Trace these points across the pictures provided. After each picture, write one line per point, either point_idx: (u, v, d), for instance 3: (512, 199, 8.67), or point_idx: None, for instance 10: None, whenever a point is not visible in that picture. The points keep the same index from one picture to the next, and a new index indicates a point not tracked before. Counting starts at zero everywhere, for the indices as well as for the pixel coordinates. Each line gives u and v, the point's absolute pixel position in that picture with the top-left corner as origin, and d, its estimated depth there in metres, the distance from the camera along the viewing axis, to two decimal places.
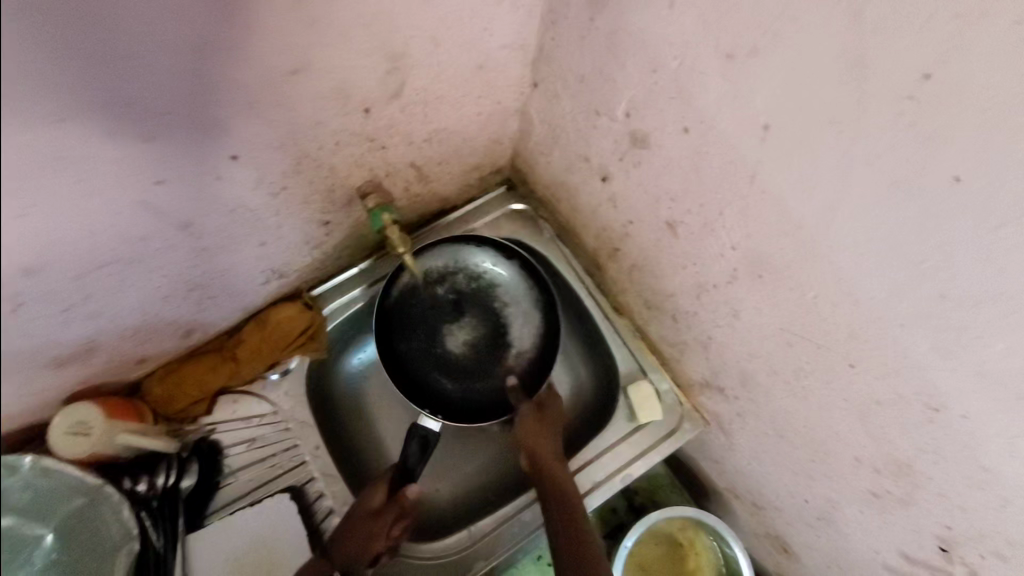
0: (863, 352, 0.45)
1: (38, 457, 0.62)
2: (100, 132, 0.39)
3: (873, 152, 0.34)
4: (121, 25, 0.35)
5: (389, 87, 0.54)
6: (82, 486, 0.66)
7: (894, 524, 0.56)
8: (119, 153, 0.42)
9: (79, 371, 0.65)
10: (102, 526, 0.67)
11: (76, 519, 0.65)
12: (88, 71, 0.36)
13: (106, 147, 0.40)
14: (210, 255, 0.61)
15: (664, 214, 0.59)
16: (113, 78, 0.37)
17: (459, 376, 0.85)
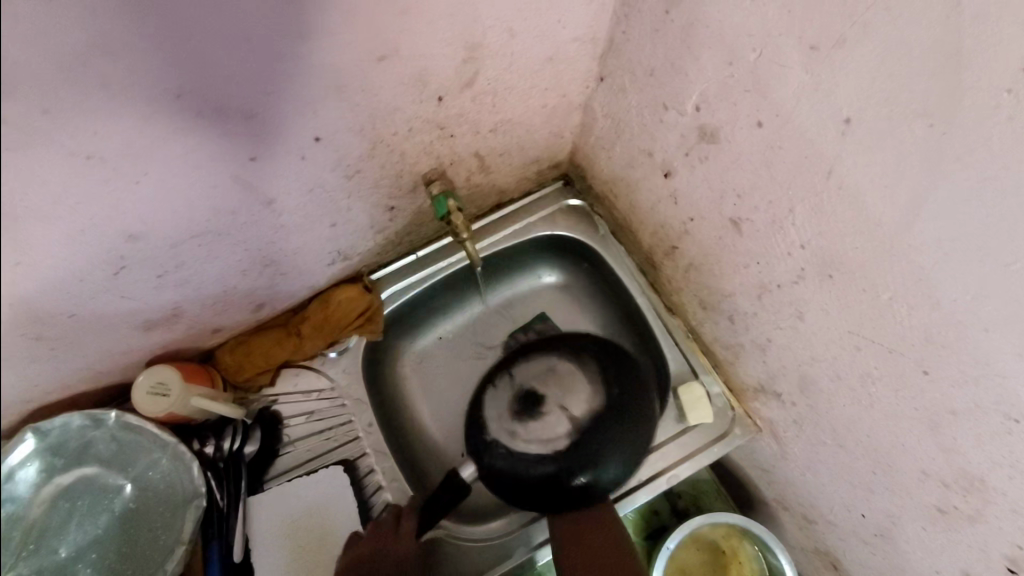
0: (939, 359, 0.44)
1: (123, 414, 0.70)
2: (205, 111, 0.43)
3: (965, 146, 0.33)
4: (234, 10, 0.38)
5: (463, 77, 0.56)
6: (160, 443, 0.72)
7: (962, 544, 0.53)
8: (220, 131, 0.45)
9: (163, 333, 0.70)
10: (176, 481, 0.73)
11: (154, 475, 0.72)
12: (201, 52, 0.39)
13: (209, 123, 0.44)
14: (286, 233, 0.65)
15: (728, 210, 0.59)
16: (220, 61, 0.40)
17: None
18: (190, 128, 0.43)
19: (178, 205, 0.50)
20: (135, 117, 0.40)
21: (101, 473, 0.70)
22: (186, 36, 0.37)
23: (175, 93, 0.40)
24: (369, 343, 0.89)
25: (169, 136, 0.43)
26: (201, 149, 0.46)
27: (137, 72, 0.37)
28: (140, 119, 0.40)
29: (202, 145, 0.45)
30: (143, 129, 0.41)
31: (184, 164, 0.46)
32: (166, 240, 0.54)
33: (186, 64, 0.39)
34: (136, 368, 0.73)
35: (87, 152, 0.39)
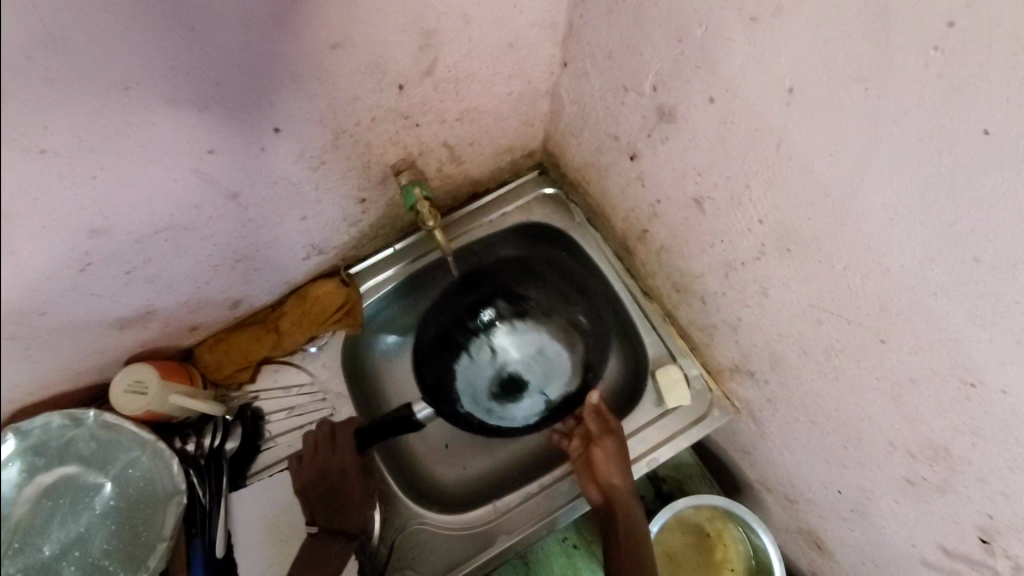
0: (895, 327, 0.44)
1: (99, 412, 0.70)
2: (157, 102, 0.43)
3: (900, 108, 0.34)
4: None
5: (422, 64, 0.56)
6: (140, 441, 0.72)
7: (931, 515, 0.53)
8: (175, 122, 0.46)
9: (139, 331, 0.71)
10: (158, 477, 0.73)
11: (133, 471, 0.72)
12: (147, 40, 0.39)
13: (164, 114, 0.45)
14: (255, 227, 0.66)
15: (691, 189, 0.59)
16: (167, 51, 0.41)
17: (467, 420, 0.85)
18: (144, 119, 0.44)
19: (138, 198, 0.50)
20: (85, 108, 0.40)
21: (81, 472, 0.67)
22: (131, 26, 0.38)
23: (124, 85, 0.40)
24: (350, 337, 0.89)
25: (123, 127, 0.43)
26: (159, 141, 0.46)
27: (84, 63, 0.37)
28: (90, 110, 0.40)
29: (159, 136, 0.46)
30: (95, 121, 0.41)
31: (140, 157, 0.46)
32: (130, 236, 0.54)
33: (133, 55, 0.39)
34: (114, 367, 0.73)
35: (38, 146, 0.39)
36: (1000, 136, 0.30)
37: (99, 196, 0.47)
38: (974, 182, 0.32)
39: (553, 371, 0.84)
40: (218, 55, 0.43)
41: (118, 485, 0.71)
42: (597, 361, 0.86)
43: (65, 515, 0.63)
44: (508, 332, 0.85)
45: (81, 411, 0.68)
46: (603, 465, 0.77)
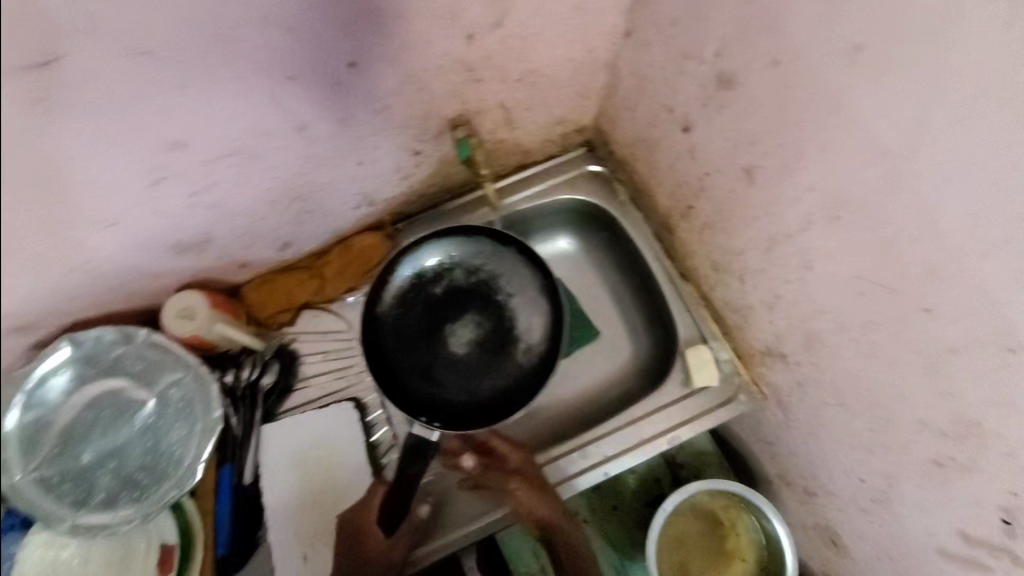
0: (939, 294, 0.44)
1: (152, 333, 0.74)
2: (249, 15, 0.46)
3: (966, 60, 0.35)
4: None
5: (493, 16, 0.59)
6: (185, 362, 0.76)
7: (954, 498, 0.53)
8: (260, 41, 0.49)
9: (196, 257, 0.74)
10: (203, 397, 0.76)
11: (177, 390, 0.76)
12: None
13: (255, 36, 0.48)
14: (315, 165, 0.69)
15: (743, 159, 0.60)
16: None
17: (467, 380, 0.82)
18: (236, 37, 0.47)
19: (218, 118, 0.54)
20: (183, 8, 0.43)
21: (129, 388, 0.74)
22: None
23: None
24: None
25: (215, 33, 0.46)
26: (246, 61, 0.49)
27: None
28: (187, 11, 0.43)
29: (248, 57, 0.49)
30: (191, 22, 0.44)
31: (223, 69, 0.49)
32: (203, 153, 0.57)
33: None
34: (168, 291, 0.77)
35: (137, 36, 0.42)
36: None
37: (186, 109, 0.50)
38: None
39: (503, 258, 0.85)
40: None
41: (161, 403, 0.75)
42: (469, 299, 0.85)
43: (96, 423, 0.72)
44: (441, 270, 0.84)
45: (144, 329, 0.74)
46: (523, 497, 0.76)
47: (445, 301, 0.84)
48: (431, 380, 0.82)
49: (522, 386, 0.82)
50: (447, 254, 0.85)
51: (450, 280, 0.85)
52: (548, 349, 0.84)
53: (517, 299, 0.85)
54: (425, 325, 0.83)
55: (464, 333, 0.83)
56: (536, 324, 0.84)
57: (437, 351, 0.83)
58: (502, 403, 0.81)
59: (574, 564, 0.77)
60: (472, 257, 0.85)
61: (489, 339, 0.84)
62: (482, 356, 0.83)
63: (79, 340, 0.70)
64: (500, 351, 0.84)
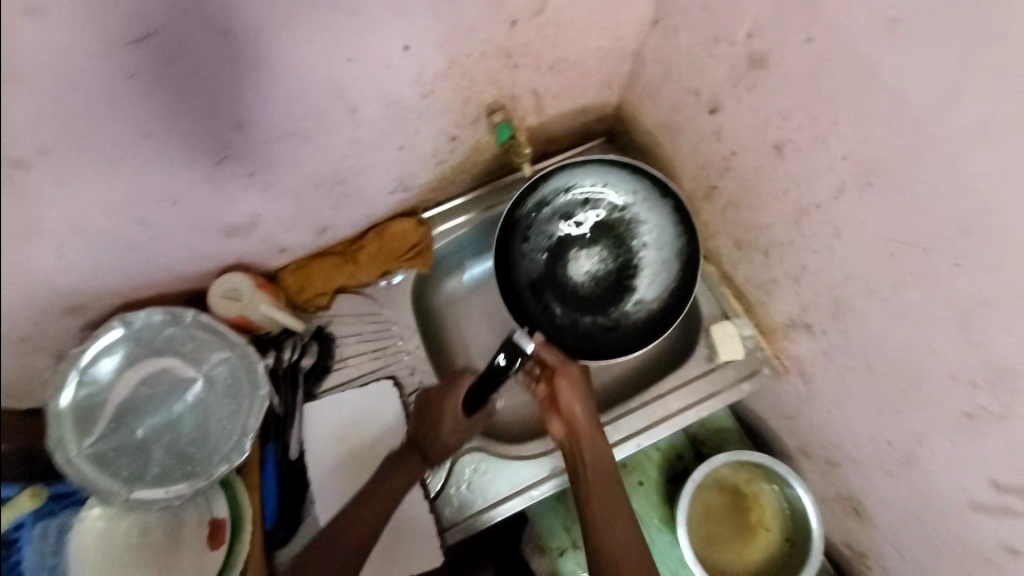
0: (971, 249, 0.48)
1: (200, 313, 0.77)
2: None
3: (1003, 23, 0.38)
4: None
5: (535, 2, 0.62)
6: (229, 340, 0.79)
7: (985, 448, 0.56)
8: (328, 22, 0.52)
9: (241, 239, 0.76)
10: (248, 374, 0.79)
11: (225, 370, 0.79)
12: None
13: (323, 17, 0.51)
14: (360, 147, 0.71)
15: (772, 135, 0.63)
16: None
17: (575, 308, 0.85)
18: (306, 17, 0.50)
19: (280, 97, 0.57)
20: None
21: (178, 367, 0.77)
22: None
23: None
24: (420, 275, 0.94)
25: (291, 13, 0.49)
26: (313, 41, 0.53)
27: None
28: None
29: (315, 37, 0.52)
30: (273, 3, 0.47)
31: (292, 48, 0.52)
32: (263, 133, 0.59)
33: None
34: (212, 274, 0.79)
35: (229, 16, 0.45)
36: None
37: (253, 88, 0.54)
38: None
39: (652, 210, 0.84)
40: None
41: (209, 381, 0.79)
42: (601, 241, 0.85)
43: (150, 400, 0.76)
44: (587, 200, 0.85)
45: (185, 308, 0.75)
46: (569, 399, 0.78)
47: (586, 232, 0.85)
48: (545, 300, 0.85)
49: (622, 341, 0.84)
50: (596, 181, 0.85)
51: (596, 208, 0.85)
52: (660, 313, 0.83)
53: (648, 255, 0.84)
54: (558, 249, 0.86)
55: (587, 263, 0.85)
56: (659, 290, 0.83)
57: (558, 279, 0.85)
58: (594, 346, 0.84)
59: (599, 502, 0.74)
60: (615, 195, 0.85)
61: (608, 278, 0.84)
62: (603, 291, 0.84)
63: (130, 321, 0.72)
64: (614, 294, 0.84)
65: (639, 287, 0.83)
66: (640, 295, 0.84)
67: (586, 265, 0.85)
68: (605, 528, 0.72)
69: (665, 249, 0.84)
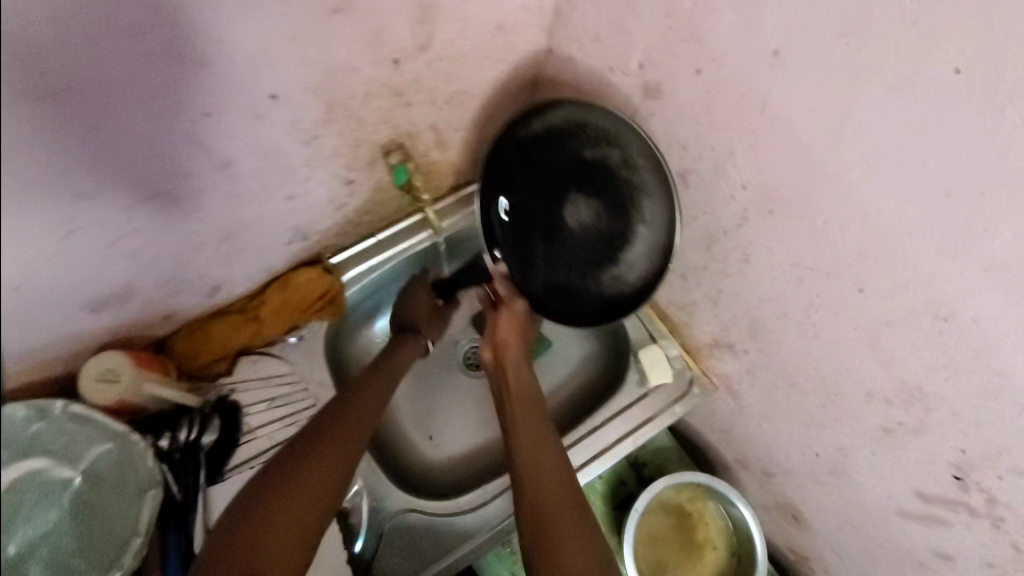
0: (872, 274, 0.47)
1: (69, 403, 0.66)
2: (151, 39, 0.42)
3: (878, 58, 0.38)
4: None
5: (418, 39, 0.58)
6: (111, 431, 0.68)
7: (906, 461, 0.57)
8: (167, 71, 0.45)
9: (115, 314, 0.67)
10: (136, 466, 0.70)
11: (102, 464, 0.67)
12: None
13: (166, 68, 0.44)
14: (242, 202, 0.64)
15: (675, 163, 0.62)
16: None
17: (556, 262, 0.71)
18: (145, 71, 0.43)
19: (136, 164, 0.49)
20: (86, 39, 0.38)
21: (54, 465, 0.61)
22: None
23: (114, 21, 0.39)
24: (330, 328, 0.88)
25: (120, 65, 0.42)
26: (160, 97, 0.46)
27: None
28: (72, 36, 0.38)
29: (161, 92, 0.46)
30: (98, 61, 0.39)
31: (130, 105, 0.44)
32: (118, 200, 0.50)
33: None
34: (84, 354, 0.69)
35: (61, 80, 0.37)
36: (969, 74, 0.34)
37: (102, 159, 0.46)
38: (958, 117, 0.35)
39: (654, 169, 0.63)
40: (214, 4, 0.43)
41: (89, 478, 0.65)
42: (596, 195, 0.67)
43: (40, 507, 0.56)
44: (590, 143, 0.66)
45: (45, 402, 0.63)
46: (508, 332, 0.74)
47: (590, 176, 0.67)
48: (526, 229, 0.71)
49: (589, 312, 0.71)
50: (610, 123, 0.64)
51: (612, 152, 0.65)
52: (638, 294, 0.68)
53: (641, 230, 0.66)
54: (558, 189, 0.68)
55: (580, 215, 0.68)
56: (646, 262, 0.67)
57: (545, 215, 0.70)
58: (566, 309, 0.72)
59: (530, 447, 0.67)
60: (639, 145, 0.63)
61: (598, 238, 0.67)
62: (585, 250, 0.68)
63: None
64: (599, 258, 0.68)
65: (618, 264, 0.68)
66: (625, 266, 0.68)
67: (576, 217, 0.68)
68: (530, 451, 0.66)
69: (654, 218, 0.65)
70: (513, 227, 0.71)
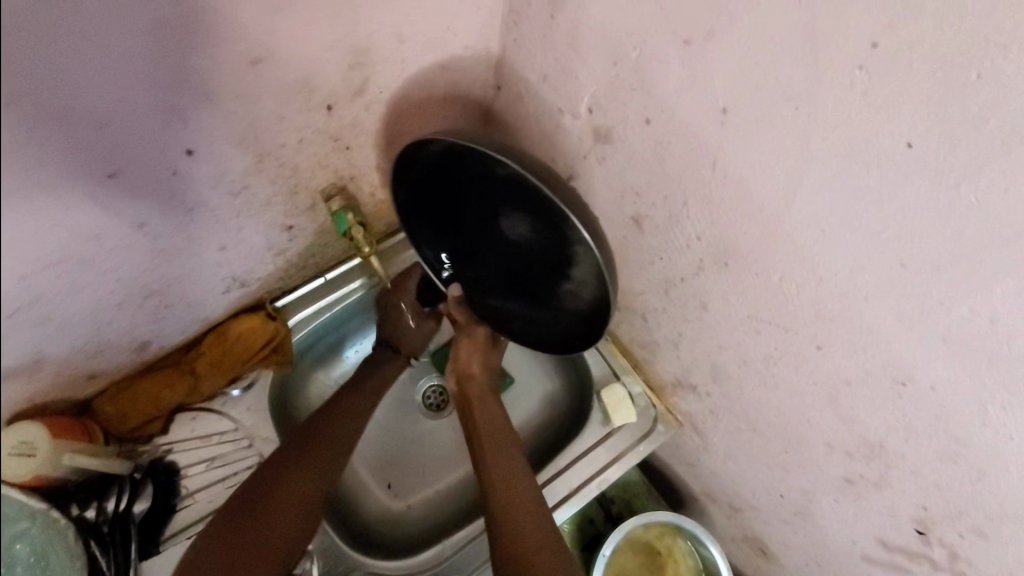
0: (830, 333, 0.46)
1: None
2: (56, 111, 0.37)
3: (829, 125, 0.36)
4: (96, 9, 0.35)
5: (353, 83, 0.54)
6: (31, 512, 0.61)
7: (869, 511, 0.56)
8: (71, 141, 0.39)
9: (29, 389, 0.59)
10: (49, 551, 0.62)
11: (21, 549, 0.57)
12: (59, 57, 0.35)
13: (74, 140, 0.40)
14: (167, 258, 0.59)
15: (629, 208, 0.60)
16: (59, 60, 0.35)
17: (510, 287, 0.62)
18: (57, 146, 0.38)
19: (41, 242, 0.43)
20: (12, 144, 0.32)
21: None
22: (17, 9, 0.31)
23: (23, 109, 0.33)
24: (277, 378, 0.82)
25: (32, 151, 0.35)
26: (69, 169, 0.41)
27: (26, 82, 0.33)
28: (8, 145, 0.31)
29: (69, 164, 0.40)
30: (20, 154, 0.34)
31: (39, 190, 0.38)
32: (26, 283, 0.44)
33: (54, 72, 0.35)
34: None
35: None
36: (921, 149, 0.32)
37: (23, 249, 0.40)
38: (913, 190, 0.34)
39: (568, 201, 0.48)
40: (125, 67, 0.39)
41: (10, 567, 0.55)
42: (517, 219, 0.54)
43: None
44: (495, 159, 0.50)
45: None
46: (468, 359, 0.78)
47: (506, 195, 0.53)
48: (466, 243, 0.63)
49: (558, 335, 0.62)
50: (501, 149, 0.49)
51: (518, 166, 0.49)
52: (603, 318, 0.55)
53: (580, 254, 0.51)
54: (481, 206, 0.56)
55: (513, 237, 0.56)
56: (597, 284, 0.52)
57: (477, 230, 0.59)
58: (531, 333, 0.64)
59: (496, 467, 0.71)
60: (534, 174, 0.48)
61: (540, 262, 0.56)
62: (529, 272, 0.58)
63: None
64: (548, 282, 0.57)
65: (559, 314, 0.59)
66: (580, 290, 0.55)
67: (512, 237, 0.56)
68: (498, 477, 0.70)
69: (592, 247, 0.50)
70: (463, 249, 0.63)
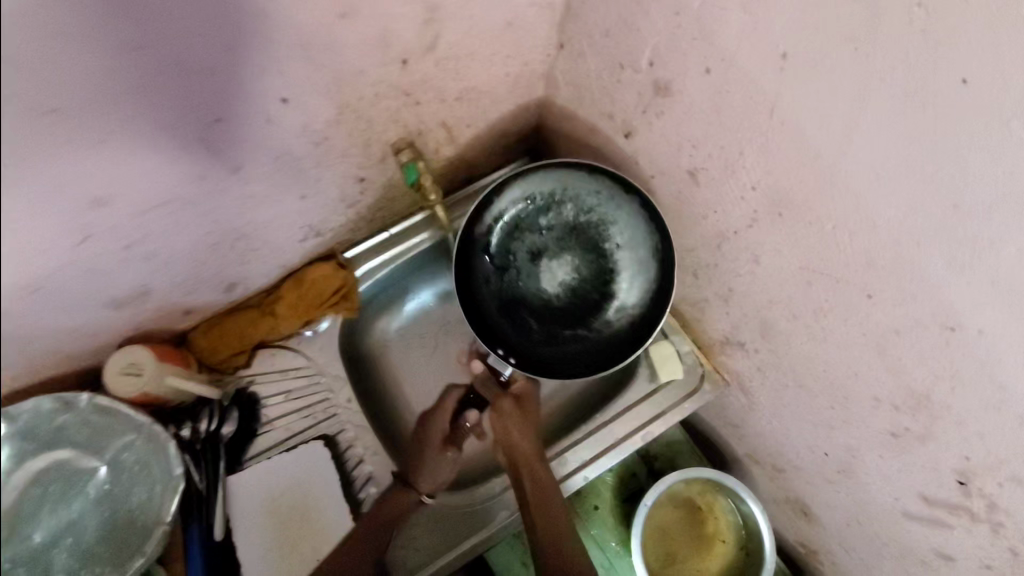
0: (880, 283, 0.47)
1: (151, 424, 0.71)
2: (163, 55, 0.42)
3: (886, 65, 0.37)
4: None
5: (426, 39, 0.58)
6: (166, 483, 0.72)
7: (913, 465, 0.57)
8: (178, 89, 0.45)
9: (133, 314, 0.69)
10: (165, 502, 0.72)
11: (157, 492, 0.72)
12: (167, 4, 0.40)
13: (186, 84, 0.45)
14: (256, 204, 0.66)
15: (685, 162, 0.61)
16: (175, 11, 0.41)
17: (556, 319, 0.79)
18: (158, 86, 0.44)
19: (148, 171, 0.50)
20: (32, 25, 0.35)
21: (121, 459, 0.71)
22: None
23: (126, 41, 0.40)
24: (346, 323, 0.89)
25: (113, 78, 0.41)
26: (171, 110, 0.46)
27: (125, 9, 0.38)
28: (19, 24, 0.34)
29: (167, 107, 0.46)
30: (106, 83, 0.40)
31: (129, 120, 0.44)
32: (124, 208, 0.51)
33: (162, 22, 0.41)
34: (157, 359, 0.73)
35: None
36: (976, 85, 0.33)
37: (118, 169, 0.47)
38: (971, 128, 0.35)
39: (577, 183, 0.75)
40: (230, 22, 0.44)
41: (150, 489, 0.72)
42: (550, 205, 0.77)
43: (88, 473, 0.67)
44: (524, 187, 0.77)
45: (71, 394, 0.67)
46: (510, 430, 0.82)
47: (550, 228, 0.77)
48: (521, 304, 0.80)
49: (609, 348, 0.78)
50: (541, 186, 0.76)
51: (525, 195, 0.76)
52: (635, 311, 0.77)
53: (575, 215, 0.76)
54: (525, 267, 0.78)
55: (561, 272, 0.77)
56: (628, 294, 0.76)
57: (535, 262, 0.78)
58: (588, 359, 0.78)
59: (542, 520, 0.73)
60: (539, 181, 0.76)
61: (585, 283, 0.77)
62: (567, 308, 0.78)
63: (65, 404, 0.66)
64: (587, 303, 0.78)
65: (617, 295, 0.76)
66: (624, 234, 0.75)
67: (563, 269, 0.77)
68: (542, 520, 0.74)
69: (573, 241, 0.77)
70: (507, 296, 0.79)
